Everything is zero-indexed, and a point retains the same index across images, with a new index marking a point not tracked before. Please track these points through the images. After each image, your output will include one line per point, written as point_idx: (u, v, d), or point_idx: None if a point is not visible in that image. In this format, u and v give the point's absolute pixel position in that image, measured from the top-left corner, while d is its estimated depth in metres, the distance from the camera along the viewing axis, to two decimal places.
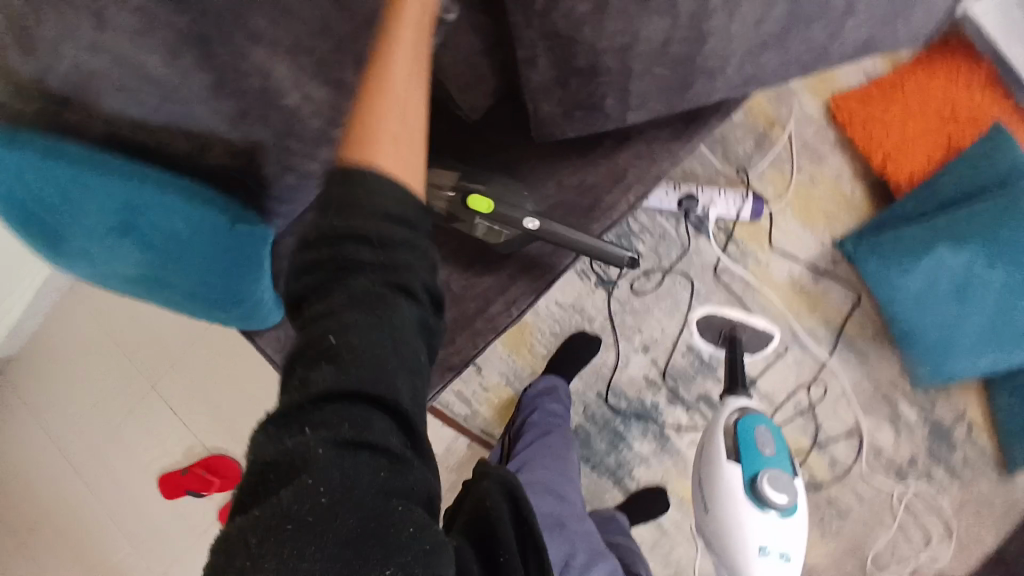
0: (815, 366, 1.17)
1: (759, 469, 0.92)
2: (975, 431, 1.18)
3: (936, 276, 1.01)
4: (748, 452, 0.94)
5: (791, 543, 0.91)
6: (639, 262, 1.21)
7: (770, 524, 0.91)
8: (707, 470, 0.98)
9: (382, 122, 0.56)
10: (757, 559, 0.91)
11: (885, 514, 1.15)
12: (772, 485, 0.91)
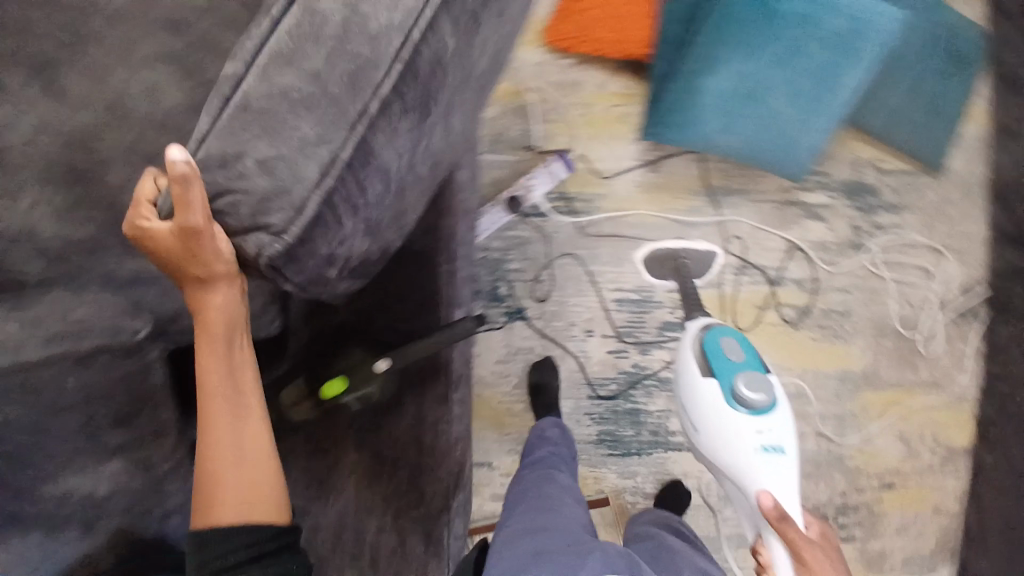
0: (716, 229, 1.24)
1: (733, 377, 1.03)
2: (882, 165, 1.27)
3: (723, 95, 1.15)
4: (717, 363, 1.05)
5: (781, 437, 1.01)
6: (524, 277, 1.23)
7: (756, 421, 1.01)
8: (689, 394, 1.08)
9: (210, 454, 0.69)
10: (759, 456, 1.00)
11: (869, 282, 1.25)
12: (750, 388, 1.02)
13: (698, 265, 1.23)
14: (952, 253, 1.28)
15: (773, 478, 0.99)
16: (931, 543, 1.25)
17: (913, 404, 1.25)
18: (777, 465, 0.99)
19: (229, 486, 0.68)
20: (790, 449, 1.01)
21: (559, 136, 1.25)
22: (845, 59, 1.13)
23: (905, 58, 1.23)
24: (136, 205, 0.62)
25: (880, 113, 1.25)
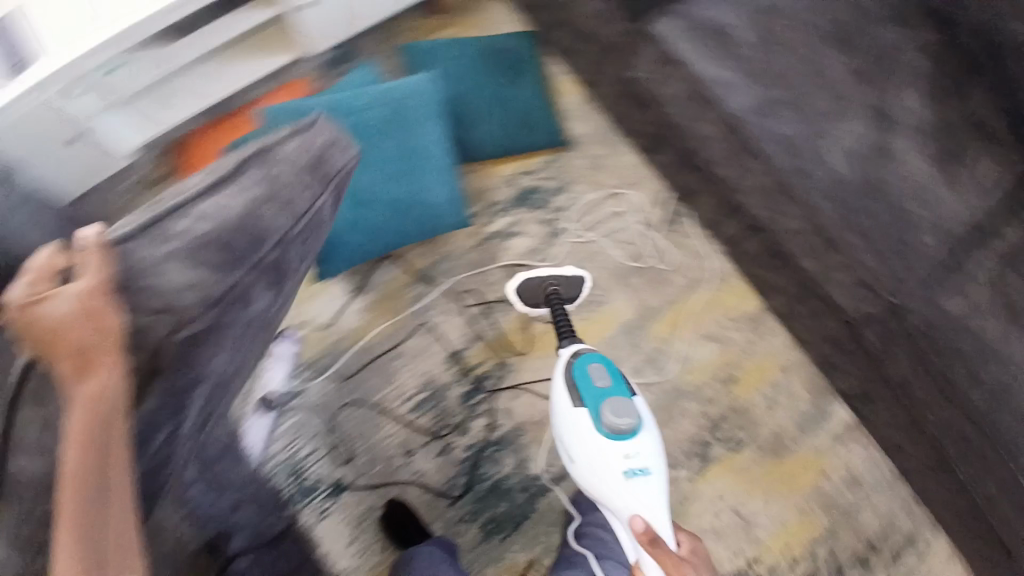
0: (446, 298, 1.33)
1: (600, 400, 1.05)
2: (529, 168, 1.41)
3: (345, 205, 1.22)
4: (586, 388, 1.07)
5: (644, 458, 1.03)
6: (324, 452, 1.23)
7: (621, 446, 1.03)
8: (563, 424, 1.09)
9: (63, 501, 0.53)
10: (629, 480, 1.02)
11: (586, 249, 1.38)
12: (619, 414, 1.03)
13: (569, 291, 1.21)
14: (630, 185, 1.42)
15: (643, 498, 1.01)
16: (797, 395, 1.33)
17: (689, 303, 1.37)
18: (639, 488, 1.01)
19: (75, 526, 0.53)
20: (653, 468, 1.03)
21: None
22: (409, 130, 1.21)
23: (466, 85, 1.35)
24: (34, 278, 0.56)
25: (497, 133, 1.38)
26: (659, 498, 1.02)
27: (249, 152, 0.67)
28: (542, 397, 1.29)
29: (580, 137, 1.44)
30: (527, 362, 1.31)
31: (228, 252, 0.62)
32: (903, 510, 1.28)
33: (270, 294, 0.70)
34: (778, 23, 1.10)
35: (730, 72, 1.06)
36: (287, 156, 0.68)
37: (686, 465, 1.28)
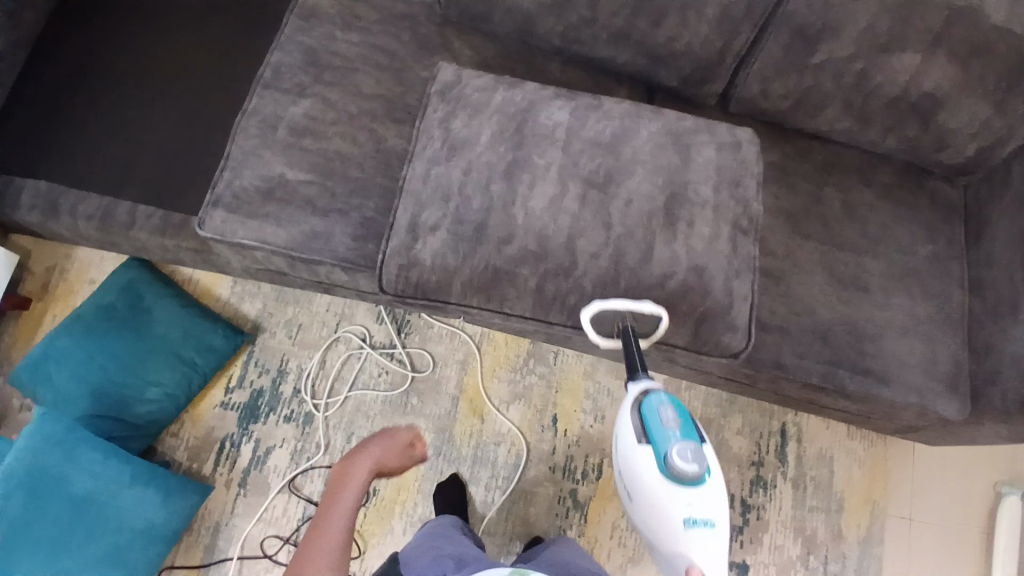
0: (246, 566, 1.13)
1: (668, 451, 0.73)
2: (233, 380, 1.21)
3: None
4: (654, 431, 0.75)
5: (711, 508, 0.73)
6: None
7: (681, 498, 0.73)
8: (628, 463, 0.78)
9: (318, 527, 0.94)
10: (690, 542, 0.73)
11: (348, 408, 1.23)
12: (685, 460, 0.72)
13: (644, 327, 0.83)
14: (342, 322, 1.27)
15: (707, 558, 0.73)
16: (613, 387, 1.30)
17: (474, 384, 1.27)
18: (699, 545, 0.73)
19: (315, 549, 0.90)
20: (722, 528, 0.74)
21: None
22: (55, 488, 0.98)
23: (86, 387, 1.08)
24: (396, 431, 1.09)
25: (177, 379, 1.13)
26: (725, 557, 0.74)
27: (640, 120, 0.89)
28: None
29: (260, 317, 1.25)
30: (368, 558, 1.17)
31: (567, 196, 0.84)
32: (751, 412, 1.33)
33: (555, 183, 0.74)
34: (329, 136, 0.98)
35: (318, 218, 0.94)
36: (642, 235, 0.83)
37: (568, 523, 1.22)
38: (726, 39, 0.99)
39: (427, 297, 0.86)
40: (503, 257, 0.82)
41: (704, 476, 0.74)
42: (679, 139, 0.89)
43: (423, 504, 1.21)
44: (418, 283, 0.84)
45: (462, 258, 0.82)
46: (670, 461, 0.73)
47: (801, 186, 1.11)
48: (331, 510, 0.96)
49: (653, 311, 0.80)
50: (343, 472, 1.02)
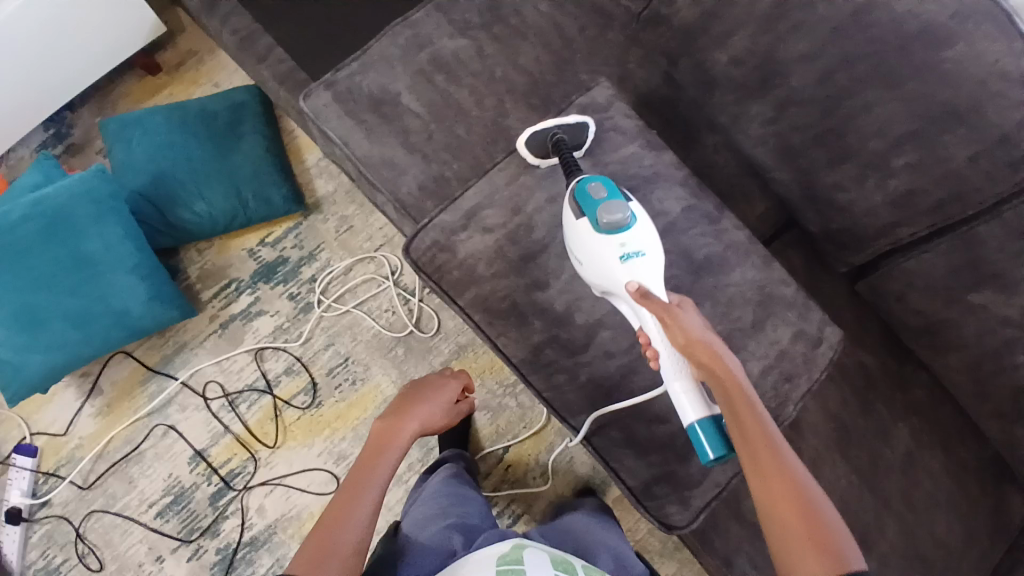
0: (184, 392, 1.20)
1: (600, 208, 0.70)
2: (270, 238, 1.26)
3: (27, 316, 1.07)
4: (588, 200, 0.71)
5: (645, 240, 0.70)
6: (74, 565, 1.14)
7: (615, 241, 0.69)
8: (572, 250, 0.74)
9: (348, 496, 0.74)
10: (637, 276, 0.69)
11: (343, 321, 1.25)
12: (610, 212, 0.69)
13: (573, 138, 0.80)
14: (385, 247, 1.28)
15: (654, 281, 0.69)
16: (578, 459, 1.24)
17: (458, 372, 1.26)
18: (641, 274, 0.69)
19: (349, 527, 0.70)
20: (658, 256, 0.70)
21: (10, 433, 1.20)
22: (71, 237, 1.08)
23: (151, 172, 1.16)
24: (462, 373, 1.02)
25: (219, 208, 1.18)
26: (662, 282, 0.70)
27: (741, 250, 0.83)
28: (294, 491, 1.17)
29: (324, 199, 1.28)
30: (276, 455, 1.19)
31: None
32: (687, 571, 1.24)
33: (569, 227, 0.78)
34: (462, 83, 0.96)
35: (403, 149, 0.93)
36: None
37: None
38: (894, 222, 0.86)
39: (437, 285, 0.79)
40: (528, 298, 0.77)
41: (635, 219, 0.70)
42: (763, 298, 0.81)
43: (349, 443, 1.20)
44: (439, 269, 0.79)
45: (495, 277, 0.78)
46: (600, 221, 0.69)
47: (871, 409, 0.98)
48: (357, 491, 0.74)
49: (579, 124, 0.80)
50: (376, 440, 0.83)
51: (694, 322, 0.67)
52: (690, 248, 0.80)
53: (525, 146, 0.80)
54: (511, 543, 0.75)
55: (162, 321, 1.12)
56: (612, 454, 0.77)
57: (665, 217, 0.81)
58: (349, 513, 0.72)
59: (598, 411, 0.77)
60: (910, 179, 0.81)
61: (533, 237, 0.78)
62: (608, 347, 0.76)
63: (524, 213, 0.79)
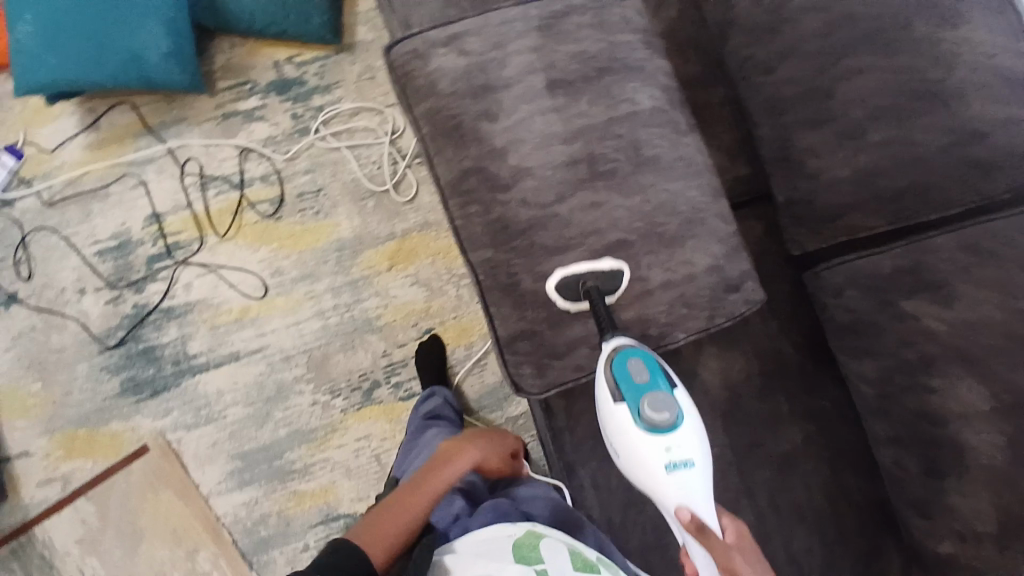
0: (166, 158, 1.28)
1: (644, 400, 0.73)
2: (298, 59, 1.32)
3: (61, 25, 1.16)
4: (631, 387, 0.74)
5: (687, 441, 0.74)
6: (10, 266, 1.25)
7: (657, 441, 0.73)
8: (604, 422, 0.78)
9: (399, 496, 0.89)
10: (678, 477, 0.73)
11: (329, 156, 1.29)
12: (655, 408, 0.73)
13: (608, 284, 0.78)
14: (396, 107, 1.32)
15: (692, 487, 0.74)
16: (489, 368, 1.27)
17: (414, 242, 1.28)
18: (684, 481, 0.73)
19: (392, 526, 0.85)
20: (699, 458, 0.75)
21: (7, 135, 1.29)
22: None
23: None
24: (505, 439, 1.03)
25: (262, 9, 1.24)
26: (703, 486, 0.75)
27: (693, 168, 0.82)
28: (224, 282, 1.24)
29: (359, 44, 1.33)
30: (220, 245, 1.25)
31: (570, 148, 0.79)
32: None
33: (537, 77, 0.80)
34: None
35: None
36: (573, 220, 0.78)
37: (344, 395, 1.22)
38: (852, 205, 0.87)
39: (402, 91, 0.84)
40: (473, 125, 0.79)
41: (679, 417, 0.74)
42: (693, 218, 0.81)
43: (290, 262, 1.26)
44: (407, 74, 0.82)
45: (452, 96, 0.80)
46: (645, 414, 0.73)
47: (771, 397, 0.96)
48: (404, 504, 0.88)
49: (613, 269, 0.78)
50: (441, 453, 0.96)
51: (746, 563, 0.72)
52: (642, 143, 0.80)
53: (557, 292, 0.78)
54: (527, 528, 0.80)
55: (171, 82, 1.20)
56: (490, 296, 0.81)
57: (631, 105, 0.81)
58: (398, 513, 0.87)
59: (494, 249, 0.79)
60: (879, 156, 0.84)
61: (500, 74, 0.80)
62: (525, 195, 0.78)
63: (502, 53, 0.81)
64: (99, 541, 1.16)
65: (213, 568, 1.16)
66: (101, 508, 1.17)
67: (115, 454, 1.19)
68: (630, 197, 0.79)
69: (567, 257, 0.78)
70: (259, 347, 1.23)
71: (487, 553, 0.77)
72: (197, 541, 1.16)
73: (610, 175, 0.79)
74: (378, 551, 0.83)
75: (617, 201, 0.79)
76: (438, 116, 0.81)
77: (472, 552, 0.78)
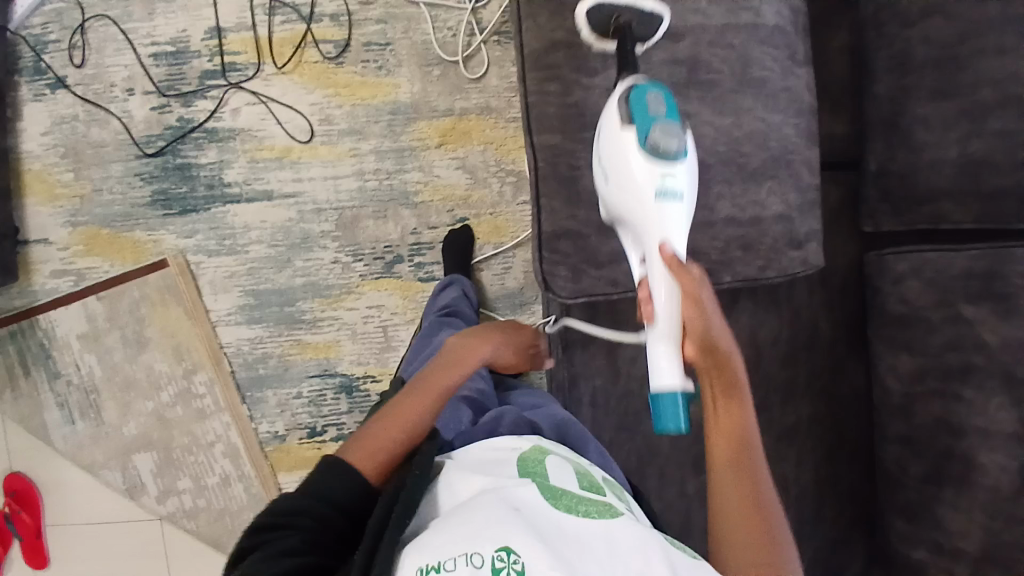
0: None
1: (652, 128, 0.63)
2: None
3: None
4: (642, 116, 0.63)
5: (687, 178, 0.64)
6: (62, 50, 1.21)
7: (654, 166, 0.63)
8: (599, 163, 0.68)
9: (399, 408, 0.75)
10: (661, 217, 0.63)
11: (405, 11, 1.21)
12: (664, 134, 0.62)
13: (644, 26, 0.69)
14: None
15: (677, 231, 0.64)
16: (513, 272, 1.24)
17: (470, 124, 1.22)
18: (669, 218, 0.63)
19: (391, 439, 0.72)
20: (693, 203, 0.65)
21: None
22: None
23: None
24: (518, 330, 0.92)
25: None
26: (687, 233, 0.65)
27: (793, 103, 0.75)
28: (272, 117, 1.20)
29: None
30: (275, 77, 1.20)
31: (674, 46, 0.71)
32: None
33: None
34: None
35: None
36: None
37: (366, 261, 1.21)
38: (950, 191, 0.79)
39: None
40: None
41: (685, 155, 0.64)
42: (780, 157, 0.75)
43: (340, 114, 1.21)
44: None
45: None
46: (651, 138, 0.63)
47: (794, 368, 0.93)
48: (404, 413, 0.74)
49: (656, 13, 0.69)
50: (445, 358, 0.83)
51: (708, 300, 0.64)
52: (752, 61, 0.73)
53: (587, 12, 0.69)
54: (533, 445, 0.74)
55: None
56: (545, 187, 0.76)
57: (753, 16, 0.73)
58: (399, 424, 0.73)
59: (562, 137, 0.74)
60: (993, 144, 0.74)
61: None
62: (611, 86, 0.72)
63: None
64: (101, 341, 1.19)
65: (207, 392, 1.19)
66: (110, 310, 1.19)
67: (133, 263, 1.20)
68: (721, 118, 0.73)
69: None
70: (294, 192, 1.20)
71: (489, 463, 0.70)
72: (197, 364, 1.19)
73: (707, 87, 0.72)
74: (373, 466, 0.69)
75: (707, 116, 0.72)
76: None
77: (471, 461, 0.71)
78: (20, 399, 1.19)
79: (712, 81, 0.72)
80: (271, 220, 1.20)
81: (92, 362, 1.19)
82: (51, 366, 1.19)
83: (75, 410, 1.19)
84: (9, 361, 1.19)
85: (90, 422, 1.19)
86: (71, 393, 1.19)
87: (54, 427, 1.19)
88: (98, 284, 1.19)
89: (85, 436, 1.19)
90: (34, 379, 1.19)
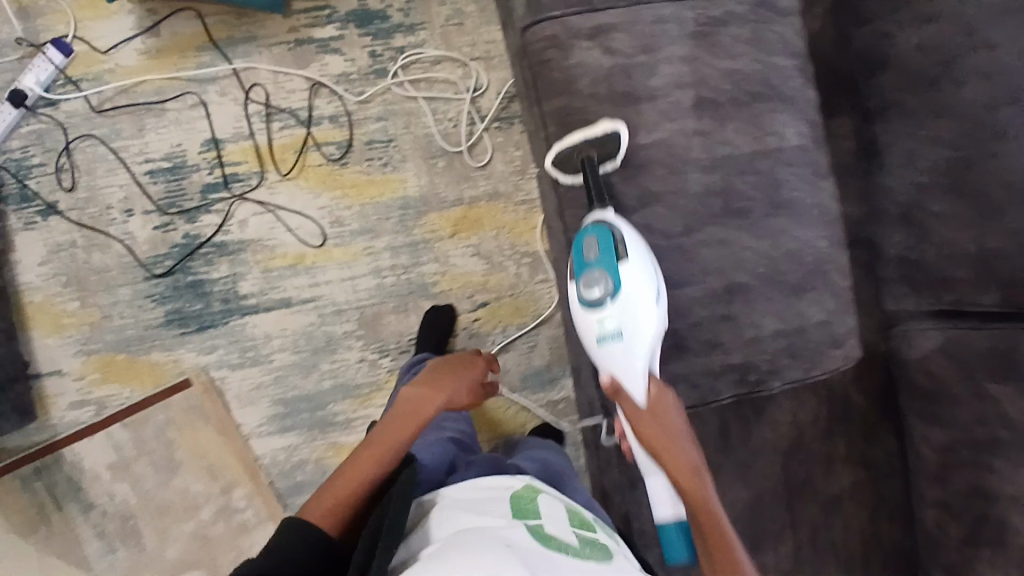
0: (230, 79, 1.19)
1: (584, 273, 0.69)
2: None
3: None
4: (582, 264, 0.70)
5: (626, 319, 0.68)
6: (48, 173, 1.18)
7: (589, 313, 0.69)
8: None
9: (361, 457, 0.76)
10: (606, 358, 0.70)
11: (404, 105, 1.21)
12: (591, 285, 0.68)
13: (602, 146, 0.72)
14: (482, 62, 1.22)
15: (623, 368, 0.70)
16: (538, 350, 1.25)
17: (481, 210, 1.23)
18: (614, 361, 0.70)
19: (353, 492, 0.73)
20: (637, 339, 0.69)
21: (57, 26, 1.18)
22: None
23: None
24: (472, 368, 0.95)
25: None
26: (642, 363, 0.70)
27: (823, 213, 0.78)
28: (282, 224, 1.19)
29: None
30: (281, 184, 1.19)
31: (708, 179, 0.74)
32: None
33: (686, 93, 0.74)
34: None
35: None
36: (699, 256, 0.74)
37: (393, 356, 1.21)
38: (968, 279, 0.84)
39: (532, 81, 0.76)
40: None
41: (618, 292, 0.67)
42: (816, 267, 0.78)
43: (351, 214, 1.20)
44: (542, 64, 0.75)
45: (591, 99, 0.73)
46: (582, 287, 0.69)
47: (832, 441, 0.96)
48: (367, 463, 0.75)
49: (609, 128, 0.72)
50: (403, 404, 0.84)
51: (665, 427, 0.70)
52: (780, 183, 0.76)
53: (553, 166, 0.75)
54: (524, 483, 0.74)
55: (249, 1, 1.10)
56: None
57: (776, 140, 0.76)
58: (360, 475, 0.74)
59: None
60: (1011, 242, 0.80)
61: (648, 86, 0.73)
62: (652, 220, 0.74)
63: (654, 60, 0.73)
64: (131, 469, 1.17)
65: (247, 506, 1.18)
66: (135, 437, 1.17)
67: (152, 386, 1.18)
68: (759, 240, 0.75)
69: (684, 292, 0.75)
70: (312, 297, 1.20)
71: (480, 501, 0.70)
72: (233, 480, 1.18)
73: (744, 215, 0.75)
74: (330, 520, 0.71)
75: (747, 241, 0.75)
76: (570, 120, 0.74)
77: (461, 499, 0.70)
78: (50, 539, 1.15)
79: (748, 207, 0.75)
80: (292, 326, 1.19)
81: (124, 491, 1.17)
82: (81, 501, 1.16)
83: (112, 542, 1.16)
84: (33, 501, 1.15)
85: (128, 552, 1.16)
86: (107, 524, 1.16)
87: (90, 562, 1.16)
88: (118, 412, 1.17)
89: (124, 568, 1.16)
90: (66, 513, 1.16)
